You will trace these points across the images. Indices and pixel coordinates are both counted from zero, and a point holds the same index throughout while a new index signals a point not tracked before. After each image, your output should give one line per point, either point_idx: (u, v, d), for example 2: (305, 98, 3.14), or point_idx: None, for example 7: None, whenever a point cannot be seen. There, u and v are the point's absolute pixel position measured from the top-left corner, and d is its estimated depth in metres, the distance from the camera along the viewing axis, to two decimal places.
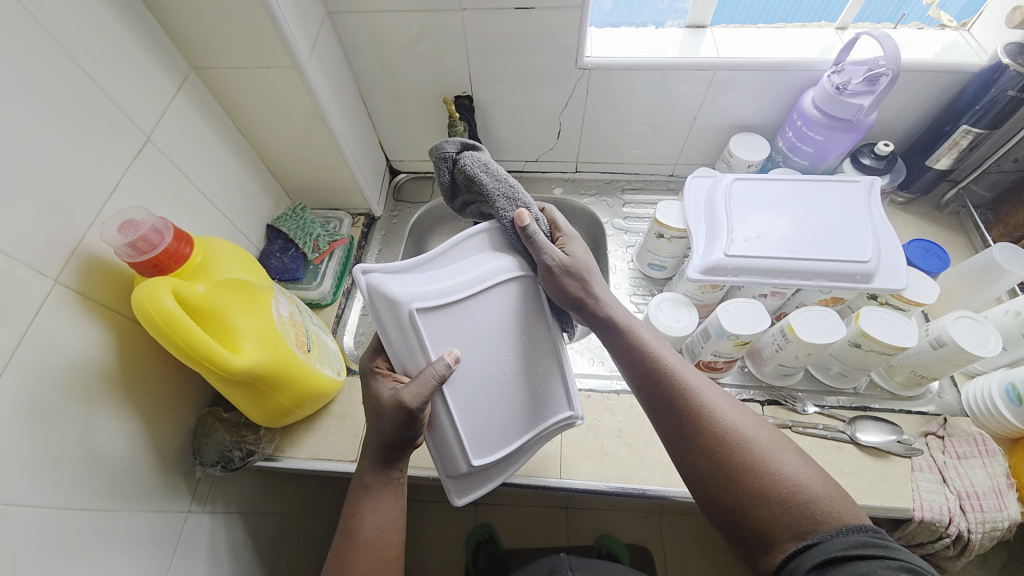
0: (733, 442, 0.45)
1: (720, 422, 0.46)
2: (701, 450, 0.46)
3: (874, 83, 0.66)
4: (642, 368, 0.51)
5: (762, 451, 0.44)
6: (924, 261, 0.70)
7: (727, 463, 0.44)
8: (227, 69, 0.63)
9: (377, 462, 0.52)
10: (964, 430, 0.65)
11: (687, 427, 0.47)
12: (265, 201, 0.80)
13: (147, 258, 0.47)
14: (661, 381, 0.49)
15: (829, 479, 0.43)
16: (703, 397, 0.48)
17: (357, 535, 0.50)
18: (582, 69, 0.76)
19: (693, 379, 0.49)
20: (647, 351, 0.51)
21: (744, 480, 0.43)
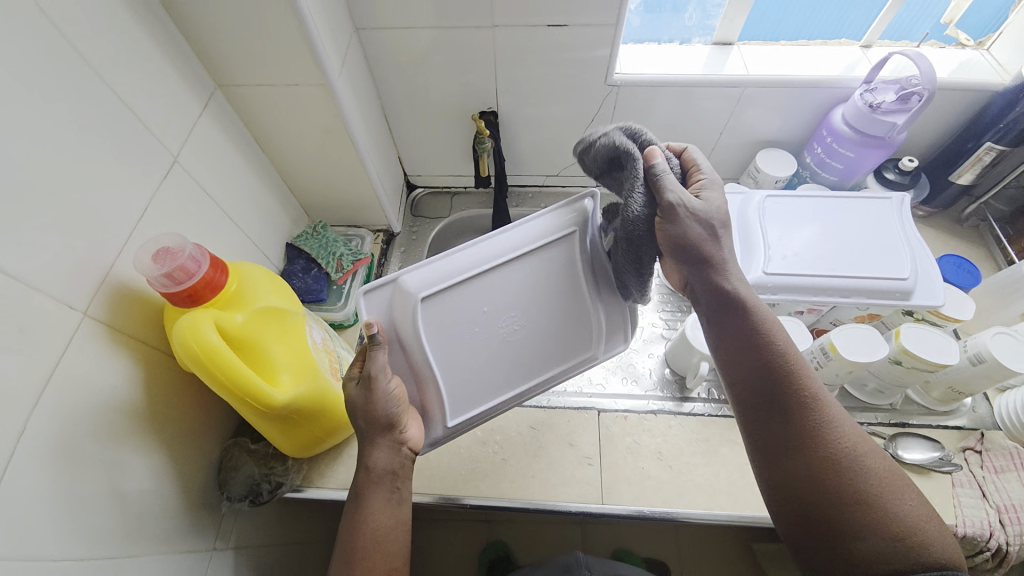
0: (847, 465, 0.43)
1: (836, 441, 0.44)
2: (814, 464, 0.44)
3: (907, 101, 0.66)
4: (771, 361, 0.47)
5: (880, 482, 0.42)
6: (956, 275, 0.69)
7: (842, 485, 0.42)
8: (255, 86, 0.61)
9: (372, 465, 0.49)
10: (1000, 445, 0.65)
11: (799, 435, 0.45)
12: (285, 219, 0.77)
13: (183, 288, 0.44)
14: (785, 385, 0.46)
15: (939, 518, 0.42)
16: (822, 413, 0.45)
17: (356, 545, 0.47)
18: (611, 85, 0.75)
19: (817, 393, 0.46)
20: (773, 349, 0.47)
21: (853, 505, 0.42)
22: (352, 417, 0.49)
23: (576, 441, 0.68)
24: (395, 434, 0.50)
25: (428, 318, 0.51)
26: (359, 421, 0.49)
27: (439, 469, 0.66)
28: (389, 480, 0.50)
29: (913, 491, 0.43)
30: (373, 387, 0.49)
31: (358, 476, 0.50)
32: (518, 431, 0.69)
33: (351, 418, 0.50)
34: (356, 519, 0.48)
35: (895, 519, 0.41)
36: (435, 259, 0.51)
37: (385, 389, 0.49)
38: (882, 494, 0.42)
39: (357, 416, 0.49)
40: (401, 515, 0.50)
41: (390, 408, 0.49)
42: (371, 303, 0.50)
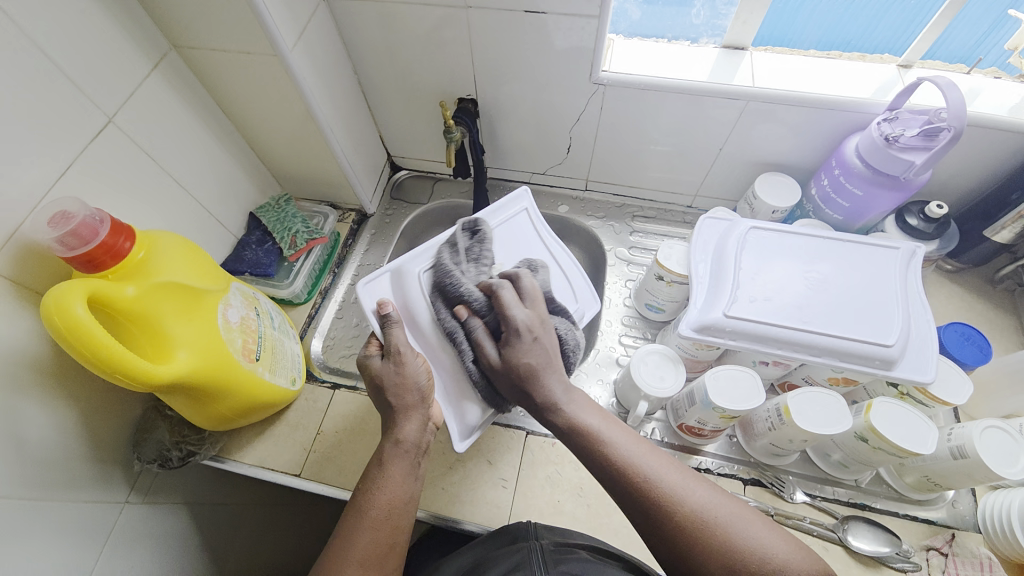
0: (697, 527, 0.42)
1: (677, 508, 0.43)
2: (669, 534, 0.42)
3: (931, 138, 0.56)
4: (599, 459, 0.47)
5: (725, 524, 0.42)
6: (959, 349, 0.59)
7: (694, 545, 0.41)
8: (207, 50, 0.59)
9: (415, 429, 0.53)
10: (971, 551, 0.56)
11: (644, 517, 0.44)
12: (250, 187, 0.77)
13: (79, 253, 0.44)
14: (616, 472, 0.46)
15: (773, 525, 0.42)
16: (661, 484, 0.44)
17: (368, 512, 0.48)
18: (596, 84, 0.69)
19: (643, 461, 0.46)
20: (595, 439, 0.48)
21: (708, 561, 0.41)
22: (383, 392, 0.54)
23: (495, 460, 0.65)
24: (424, 410, 0.54)
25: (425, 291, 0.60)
26: (389, 395, 0.54)
27: (350, 464, 0.64)
28: (412, 454, 0.52)
29: (756, 518, 0.43)
30: (401, 361, 0.54)
31: (382, 450, 0.52)
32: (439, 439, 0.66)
33: (381, 393, 0.54)
34: (375, 485, 0.50)
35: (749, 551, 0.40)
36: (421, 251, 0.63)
37: (415, 364, 0.55)
38: (733, 535, 0.41)
39: (387, 390, 0.54)
40: (410, 491, 0.51)
41: (421, 378, 0.55)
42: (373, 286, 0.61)
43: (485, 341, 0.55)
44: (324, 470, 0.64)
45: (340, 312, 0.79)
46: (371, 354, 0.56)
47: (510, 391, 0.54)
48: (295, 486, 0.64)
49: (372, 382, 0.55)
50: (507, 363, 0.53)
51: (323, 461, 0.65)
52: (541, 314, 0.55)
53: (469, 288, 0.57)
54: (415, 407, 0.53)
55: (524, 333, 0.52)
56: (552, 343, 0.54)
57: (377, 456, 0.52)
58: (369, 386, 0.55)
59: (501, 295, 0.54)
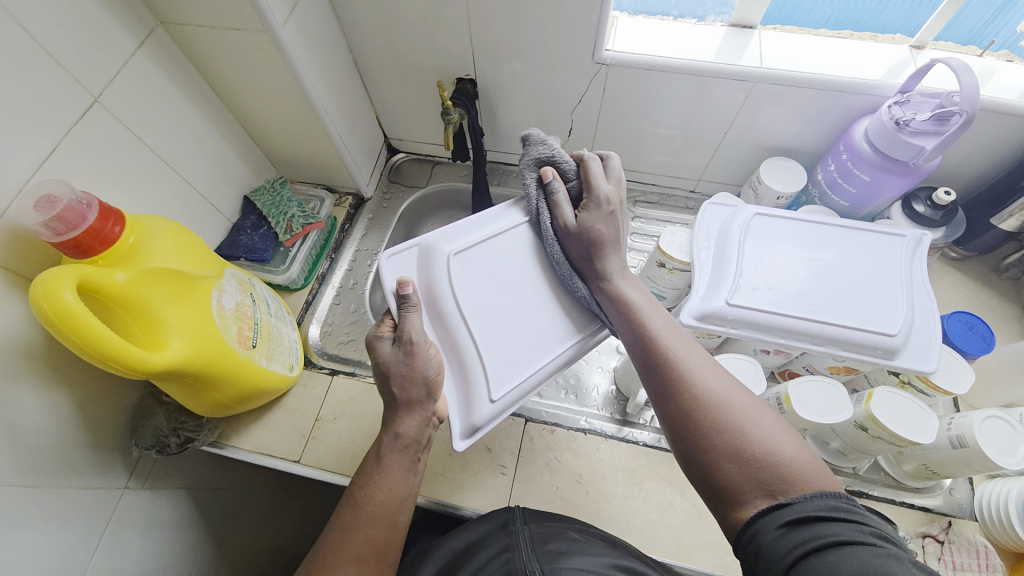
0: (711, 405, 0.42)
1: (695, 385, 0.43)
2: (680, 403, 0.43)
3: (942, 122, 0.54)
4: (634, 329, 0.49)
5: (739, 412, 0.41)
6: (963, 339, 0.59)
7: (699, 421, 0.41)
8: (196, 26, 0.56)
9: (416, 424, 0.50)
10: (967, 539, 0.56)
11: (662, 390, 0.45)
12: (244, 170, 0.75)
13: (67, 239, 0.43)
14: (645, 342, 0.47)
15: (793, 434, 0.40)
16: (683, 362, 0.45)
17: (364, 508, 0.47)
18: (599, 64, 0.66)
19: (676, 345, 0.46)
20: (633, 311, 0.50)
21: (713, 436, 0.40)
22: (387, 381, 0.49)
23: (494, 447, 0.65)
24: (430, 407, 0.51)
25: (453, 277, 0.52)
26: (393, 385, 0.50)
27: (349, 450, 0.64)
28: (412, 450, 0.50)
29: (776, 422, 0.41)
30: (412, 353, 0.49)
31: (380, 445, 0.50)
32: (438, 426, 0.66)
33: (385, 382, 0.50)
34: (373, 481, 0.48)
35: (755, 440, 0.39)
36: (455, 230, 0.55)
37: (426, 356, 0.50)
38: (743, 421, 0.40)
39: (392, 379, 0.50)
40: (409, 488, 0.49)
41: (431, 371, 0.50)
42: (395, 262, 0.54)
43: (562, 207, 0.54)
44: (323, 457, 0.64)
45: (338, 298, 0.78)
46: (383, 335, 0.52)
47: (581, 261, 0.53)
48: (295, 472, 0.64)
49: (379, 367, 0.51)
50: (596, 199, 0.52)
51: (322, 448, 0.65)
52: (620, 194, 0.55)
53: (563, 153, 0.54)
54: (417, 404, 0.50)
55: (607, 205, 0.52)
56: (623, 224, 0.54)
57: (376, 450, 0.50)
58: (376, 370, 0.51)
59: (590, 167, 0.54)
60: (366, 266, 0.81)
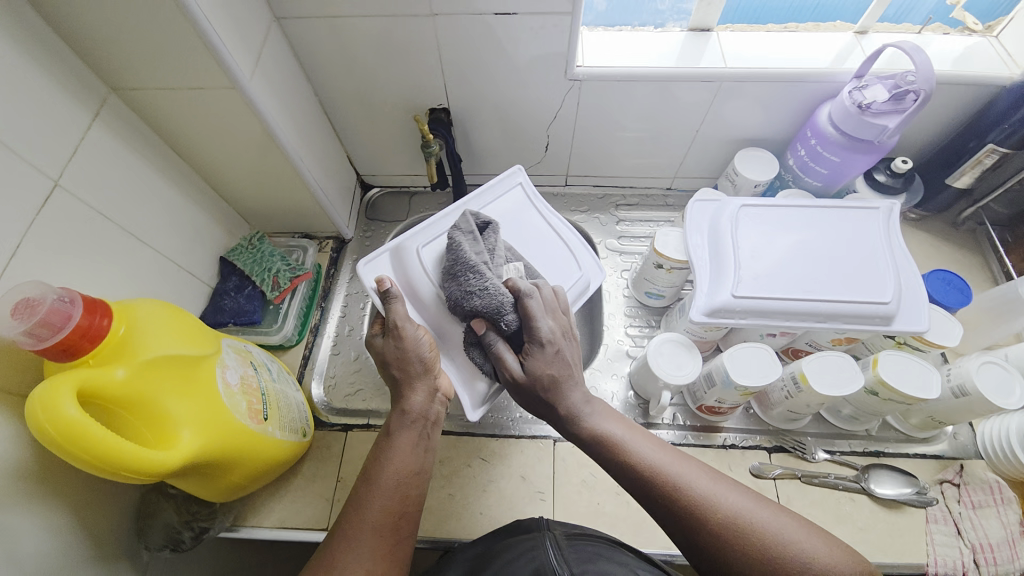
0: (737, 532, 0.41)
1: (712, 513, 0.42)
2: (705, 541, 0.41)
3: (900, 102, 0.59)
4: (625, 467, 0.46)
5: (765, 530, 0.41)
6: (944, 295, 0.63)
7: (733, 554, 0.40)
8: (153, 90, 0.53)
9: (421, 398, 0.51)
10: (980, 478, 0.60)
11: (679, 526, 0.43)
12: (216, 230, 0.71)
13: (53, 343, 0.39)
14: (645, 479, 0.44)
15: (796, 517, 0.42)
16: (691, 489, 0.43)
17: (379, 483, 0.47)
18: (572, 79, 0.67)
19: (673, 469, 0.44)
20: (619, 446, 0.47)
21: (753, 570, 0.39)
22: (387, 367, 0.52)
23: (528, 474, 0.64)
24: (431, 381, 0.52)
25: (426, 265, 0.58)
26: (393, 369, 0.52)
27: None
28: (419, 426, 0.51)
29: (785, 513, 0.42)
30: (400, 336, 0.51)
31: (389, 423, 0.51)
32: (467, 463, 0.65)
33: (387, 369, 0.52)
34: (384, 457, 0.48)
35: (790, 555, 0.39)
36: (419, 228, 0.61)
37: (415, 337, 0.51)
38: (772, 539, 0.40)
39: (391, 364, 0.52)
40: (421, 462, 0.50)
41: (425, 349, 0.52)
42: (373, 267, 0.59)
43: (502, 356, 0.50)
44: None
45: (336, 347, 0.75)
46: (375, 330, 0.53)
47: (530, 403, 0.51)
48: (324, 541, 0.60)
49: (379, 358, 0.53)
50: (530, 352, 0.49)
51: None
52: (564, 325, 0.51)
53: (496, 285, 0.50)
54: (421, 379, 0.51)
55: (545, 343, 0.48)
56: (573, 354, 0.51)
57: (384, 434, 0.50)
58: (377, 362, 0.53)
59: (528, 305, 0.49)
60: (359, 309, 0.78)
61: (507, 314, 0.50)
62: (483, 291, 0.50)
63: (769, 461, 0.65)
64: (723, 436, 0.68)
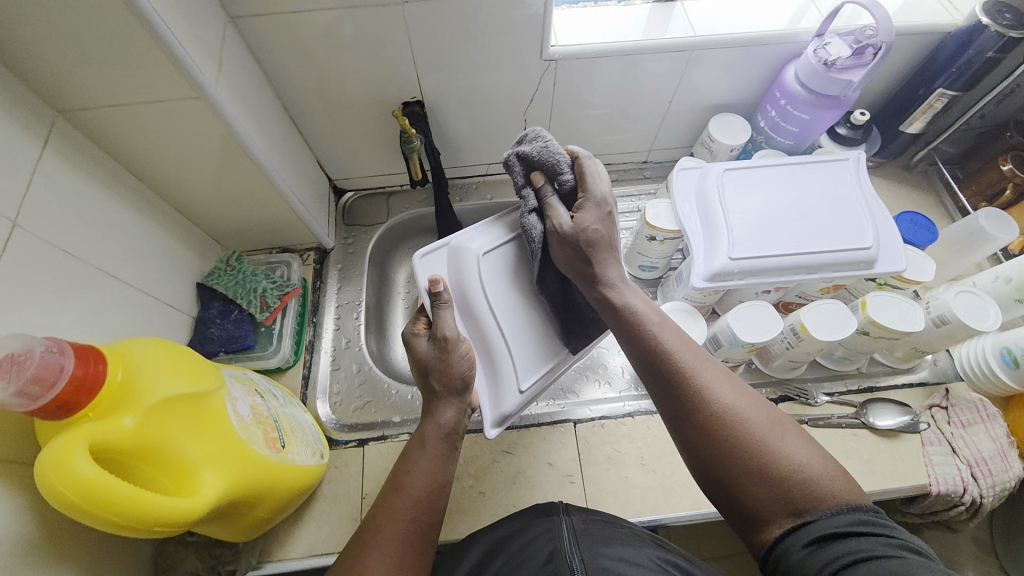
0: (730, 424, 0.42)
1: (711, 401, 0.44)
2: (699, 421, 0.43)
3: (860, 57, 0.62)
4: (641, 343, 0.48)
5: (759, 430, 0.42)
6: (913, 235, 0.68)
7: (721, 439, 0.42)
8: (106, 110, 0.48)
9: (456, 409, 0.50)
10: (965, 398, 0.66)
11: (676, 405, 0.45)
12: (189, 255, 0.66)
13: (47, 401, 0.35)
14: (655, 358, 0.47)
15: (803, 438, 0.42)
16: (697, 375, 0.45)
17: (408, 487, 0.46)
18: (548, 60, 0.67)
19: (688, 356, 0.46)
20: (643, 325, 0.49)
21: (737, 457, 0.41)
22: (426, 376, 0.50)
23: (554, 459, 0.64)
24: (465, 397, 0.51)
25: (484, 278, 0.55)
26: (432, 381, 0.50)
27: None
28: (449, 439, 0.50)
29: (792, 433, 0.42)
30: (449, 349, 0.50)
31: (421, 432, 0.50)
32: (493, 458, 0.64)
33: (425, 378, 0.51)
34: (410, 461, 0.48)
35: (778, 457, 0.40)
36: (477, 229, 0.57)
37: (461, 354, 0.50)
38: (763, 439, 0.41)
39: (430, 376, 0.50)
40: (449, 477, 0.49)
41: (463, 367, 0.51)
42: (427, 261, 0.55)
43: (556, 207, 0.52)
44: None
45: (336, 362, 0.72)
46: (418, 334, 0.53)
47: (567, 260, 0.53)
48: None
49: (417, 364, 0.52)
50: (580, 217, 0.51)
51: None
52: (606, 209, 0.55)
53: (559, 155, 0.51)
54: (453, 393, 0.50)
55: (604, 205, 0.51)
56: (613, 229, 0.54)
57: (416, 440, 0.49)
58: (414, 367, 0.52)
59: (585, 166, 0.52)
60: (354, 320, 0.75)
61: (567, 176, 0.52)
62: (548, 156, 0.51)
63: (777, 410, 0.69)
64: None
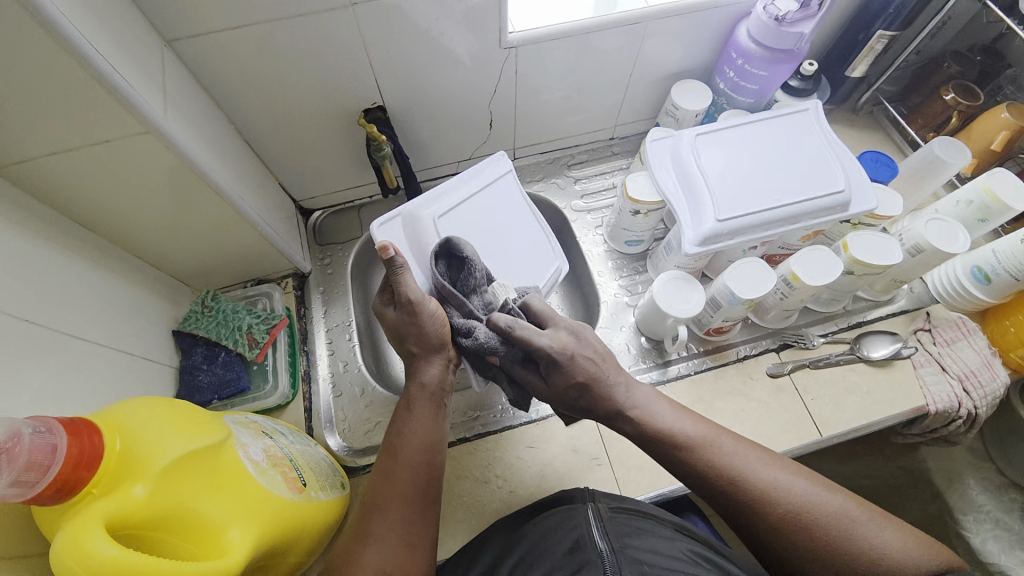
0: (807, 524, 0.42)
1: (781, 504, 0.43)
2: (773, 530, 0.43)
3: (807, 8, 0.64)
4: (686, 460, 0.47)
5: (834, 522, 0.42)
6: (876, 171, 0.71)
7: (804, 542, 0.42)
8: (45, 158, 0.43)
9: (440, 361, 0.51)
10: (945, 318, 0.70)
11: (720, 497, 0.46)
12: (158, 302, 0.61)
13: (45, 487, 0.32)
14: (710, 471, 0.46)
15: (846, 497, 0.44)
16: (758, 479, 0.44)
17: (402, 456, 0.47)
18: (507, 48, 0.65)
19: (737, 458, 0.46)
20: (680, 438, 0.47)
21: (823, 558, 0.41)
22: (403, 340, 0.51)
23: (579, 446, 0.64)
24: (446, 354, 0.52)
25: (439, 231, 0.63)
26: (410, 344, 0.51)
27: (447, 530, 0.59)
28: (437, 396, 0.51)
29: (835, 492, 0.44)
30: (416, 311, 0.50)
31: (408, 398, 0.50)
32: (517, 456, 0.63)
33: (403, 342, 0.52)
34: (401, 430, 0.49)
35: (862, 547, 0.41)
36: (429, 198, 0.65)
37: (430, 313, 0.50)
38: (839, 530, 0.42)
39: (407, 339, 0.51)
40: (442, 434, 0.50)
41: (436, 330, 0.51)
42: (385, 230, 0.63)
43: (526, 376, 0.53)
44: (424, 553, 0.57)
45: (337, 389, 0.69)
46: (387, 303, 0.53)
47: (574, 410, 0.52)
48: None
49: (392, 331, 0.53)
50: (552, 386, 0.50)
51: None
52: (563, 327, 0.51)
53: (482, 334, 0.50)
54: (433, 350, 0.51)
55: (558, 360, 0.48)
56: (590, 343, 0.51)
57: (404, 405, 0.50)
58: (389, 333, 0.53)
59: (517, 334, 0.48)
60: (347, 342, 0.72)
61: (499, 346, 0.50)
62: (476, 339, 0.51)
63: (780, 360, 0.71)
64: (733, 352, 0.72)
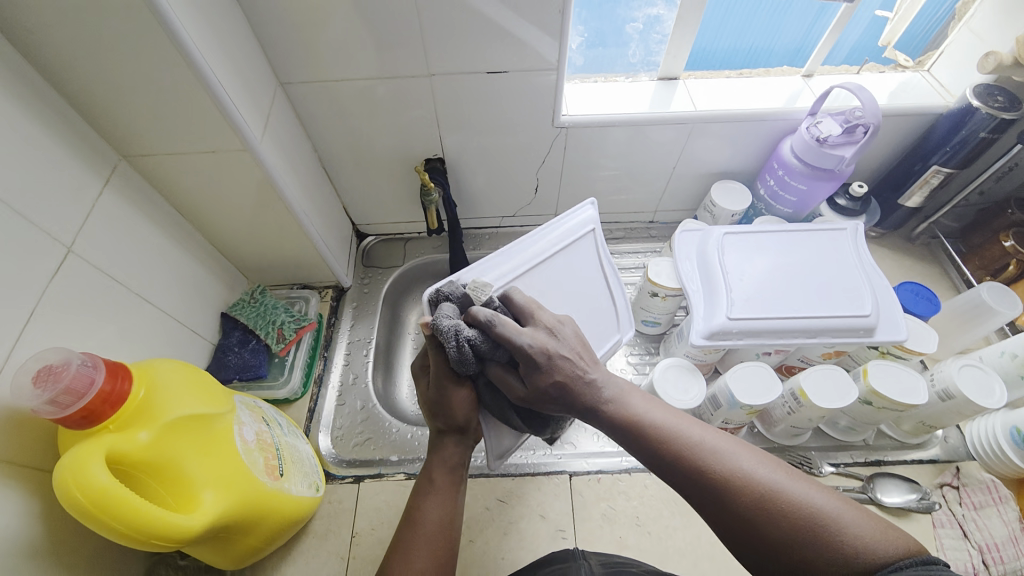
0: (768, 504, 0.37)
1: (737, 484, 0.39)
2: (732, 508, 0.38)
3: (851, 134, 0.66)
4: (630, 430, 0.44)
5: (794, 506, 0.37)
6: (915, 305, 0.69)
7: (763, 522, 0.37)
8: (164, 157, 0.54)
9: (462, 440, 0.52)
10: (976, 479, 0.64)
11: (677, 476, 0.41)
12: (217, 285, 0.71)
13: (74, 412, 0.39)
14: (656, 445, 0.43)
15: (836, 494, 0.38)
16: (705, 454, 0.41)
17: (420, 529, 0.47)
18: (559, 127, 0.73)
19: (686, 434, 0.42)
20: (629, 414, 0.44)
21: (784, 538, 0.36)
22: (433, 416, 0.52)
23: (548, 512, 0.63)
24: (470, 435, 0.53)
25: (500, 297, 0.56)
26: (439, 420, 0.52)
27: None
28: (455, 474, 0.51)
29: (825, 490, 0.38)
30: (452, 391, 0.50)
31: (428, 469, 0.52)
32: (485, 506, 0.64)
33: (432, 416, 0.52)
34: (421, 503, 0.49)
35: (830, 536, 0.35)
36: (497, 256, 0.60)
37: (463, 399, 0.50)
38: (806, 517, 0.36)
39: (436, 415, 0.52)
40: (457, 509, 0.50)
41: (463, 414, 0.51)
42: None
43: (506, 377, 0.47)
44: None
45: (342, 398, 0.74)
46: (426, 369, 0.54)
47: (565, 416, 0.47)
48: None
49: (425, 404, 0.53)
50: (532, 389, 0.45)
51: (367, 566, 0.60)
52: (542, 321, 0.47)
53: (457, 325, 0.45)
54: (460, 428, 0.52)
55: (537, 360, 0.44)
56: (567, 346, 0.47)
57: (424, 477, 0.51)
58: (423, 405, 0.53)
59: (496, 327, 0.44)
60: (362, 357, 0.78)
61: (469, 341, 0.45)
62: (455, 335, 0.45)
63: None
64: None
